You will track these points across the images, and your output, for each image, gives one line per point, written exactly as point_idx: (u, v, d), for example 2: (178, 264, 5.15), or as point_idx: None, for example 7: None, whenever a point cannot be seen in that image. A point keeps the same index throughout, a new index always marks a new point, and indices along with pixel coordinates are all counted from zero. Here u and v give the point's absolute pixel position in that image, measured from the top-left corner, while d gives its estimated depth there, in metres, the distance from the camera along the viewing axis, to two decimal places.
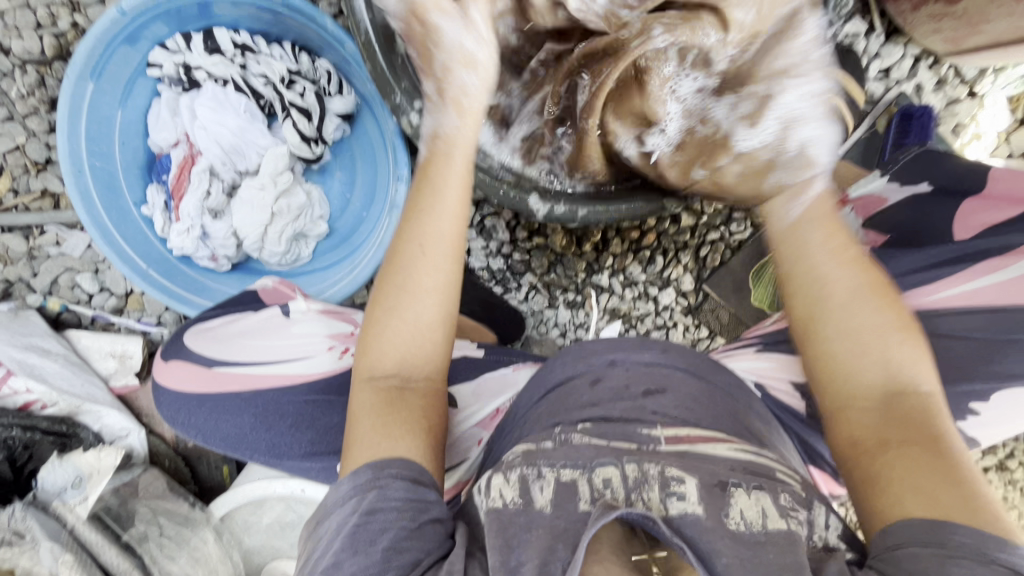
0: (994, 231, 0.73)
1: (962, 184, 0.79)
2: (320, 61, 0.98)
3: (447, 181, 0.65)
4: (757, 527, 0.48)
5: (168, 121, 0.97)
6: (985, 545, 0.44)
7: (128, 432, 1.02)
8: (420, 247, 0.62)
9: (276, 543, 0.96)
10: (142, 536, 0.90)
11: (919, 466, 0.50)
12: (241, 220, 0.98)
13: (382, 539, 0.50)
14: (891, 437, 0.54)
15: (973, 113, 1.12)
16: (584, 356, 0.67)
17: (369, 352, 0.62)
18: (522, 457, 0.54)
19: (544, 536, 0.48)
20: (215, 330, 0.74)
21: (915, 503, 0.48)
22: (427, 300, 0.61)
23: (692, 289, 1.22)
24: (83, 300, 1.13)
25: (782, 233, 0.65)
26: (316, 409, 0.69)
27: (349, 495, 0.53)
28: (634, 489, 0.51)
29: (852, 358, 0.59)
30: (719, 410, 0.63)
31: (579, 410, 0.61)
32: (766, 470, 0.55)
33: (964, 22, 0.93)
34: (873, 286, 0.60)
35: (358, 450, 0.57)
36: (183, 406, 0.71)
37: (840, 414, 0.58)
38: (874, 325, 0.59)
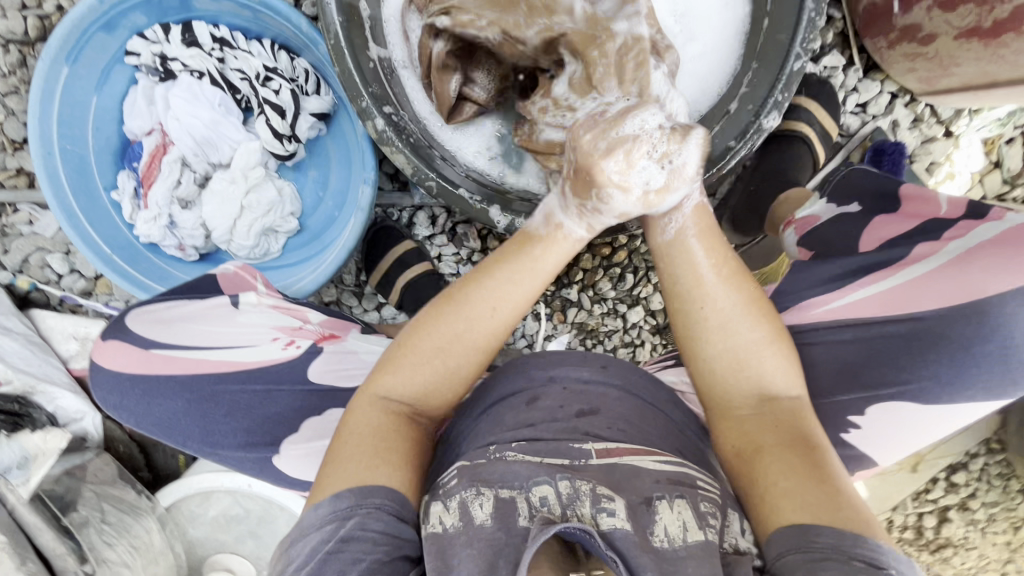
0: (891, 244, 0.73)
1: (885, 203, 0.80)
2: (298, 60, 0.99)
3: (545, 262, 0.62)
4: (679, 542, 0.49)
5: (143, 110, 0.98)
6: (844, 543, 0.47)
7: (82, 415, 1.02)
8: (489, 310, 0.61)
9: (220, 536, 0.97)
10: (82, 522, 0.88)
11: (790, 473, 0.53)
12: (210, 212, 0.99)
13: (353, 570, 0.50)
14: (765, 444, 0.57)
15: (948, 152, 1.13)
16: (525, 371, 0.67)
17: (390, 374, 0.61)
18: (460, 482, 0.52)
19: (486, 551, 0.47)
20: (159, 313, 0.75)
21: (789, 507, 0.51)
22: (471, 358, 0.62)
23: (661, 309, 1.23)
24: (52, 281, 1.14)
25: (667, 247, 0.61)
26: (254, 398, 0.70)
27: (325, 521, 0.52)
28: (568, 505, 0.50)
29: (723, 371, 0.61)
30: (652, 428, 0.63)
31: (515, 429, 0.60)
32: (689, 480, 0.55)
33: (936, 64, 0.93)
34: (753, 298, 0.61)
35: (339, 464, 0.56)
36: (116, 388, 0.69)
37: (721, 423, 0.61)
38: (750, 341, 0.60)
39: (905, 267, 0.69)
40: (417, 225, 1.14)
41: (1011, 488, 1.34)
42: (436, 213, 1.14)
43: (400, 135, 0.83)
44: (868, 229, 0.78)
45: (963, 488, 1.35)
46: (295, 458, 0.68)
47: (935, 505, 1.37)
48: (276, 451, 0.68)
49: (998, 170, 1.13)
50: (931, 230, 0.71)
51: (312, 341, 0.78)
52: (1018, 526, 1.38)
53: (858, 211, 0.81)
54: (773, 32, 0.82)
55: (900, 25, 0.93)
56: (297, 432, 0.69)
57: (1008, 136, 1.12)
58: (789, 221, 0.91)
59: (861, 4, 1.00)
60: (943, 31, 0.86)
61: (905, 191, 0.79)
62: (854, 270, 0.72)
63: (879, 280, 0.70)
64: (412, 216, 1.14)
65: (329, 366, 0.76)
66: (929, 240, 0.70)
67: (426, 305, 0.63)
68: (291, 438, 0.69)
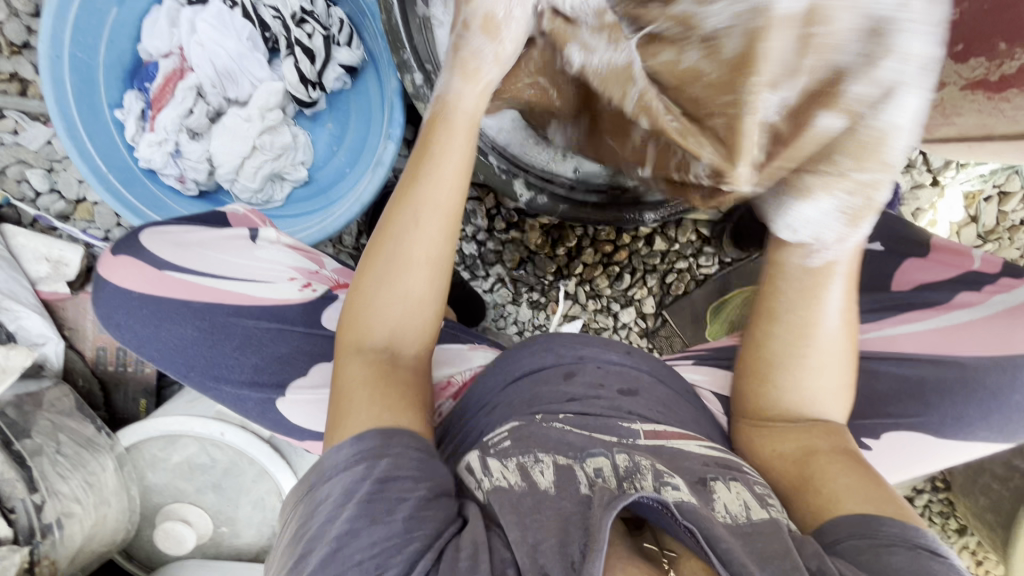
0: (924, 288, 0.79)
1: (911, 249, 0.85)
2: (335, 9, 0.96)
3: (447, 149, 0.57)
4: (743, 518, 0.51)
5: (164, 31, 0.94)
6: (909, 534, 0.49)
7: (44, 340, 0.96)
8: (416, 214, 0.58)
9: (181, 484, 0.91)
10: (35, 450, 0.81)
11: (847, 472, 0.56)
12: (219, 146, 0.95)
13: (402, 508, 0.48)
14: (818, 448, 0.59)
15: (933, 201, 1.21)
16: (553, 348, 0.69)
17: (360, 323, 0.60)
18: (516, 445, 0.56)
19: (555, 518, 0.47)
20: (176, 235, 0.70)
21: (850, 502, 0.53)
22: (423, 276, 0.59)
23: (652, 313, 1.25)
24: (28, 198, 1.07)
25: (779, 281, 0.58)
26: (267, 335, 0.67)
27: (353, 462, 0.50)
28: (626, 477, 0.52)
29: (793, 405, 0.62)
30: (685, 412, 0.67)
31: (557, 403, 0.62)
32: (737, 465, 0.59)
33: (939, 112, 0.98)
34: (852, 351, 0.61)
35: (346, 420, 0.55)
36: (123, 306, 0.66)
37: (769, 437, 0.62)
38: (825, 387, 0.61)
39: (945, 312, 0.74)
40: None
41: (948, 526, 1.44)
42: None
43: (435, 93, 0.82)
44: (899, 273, 0.83)
45: None
46: (299, 404, 0.66)
47: None
48: (281, 395, 0.66)
49: (975, 224, 1.22)
50: (971, 281, 0.77)
51: (329, 286, 0.73)
52: None
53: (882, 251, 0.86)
54: None
55: None
56: (305, 377, 0.67)
57: (986, 193, 1.21)
58: None
59: None
60: (953, 80, 0.92)
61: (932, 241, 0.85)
62: (889, 306, 0.78)
63: (917, 320, 0.75)
64: None
65: None
66: (970, 290, 0.76)
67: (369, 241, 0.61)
68: (298, 382, 0.66)
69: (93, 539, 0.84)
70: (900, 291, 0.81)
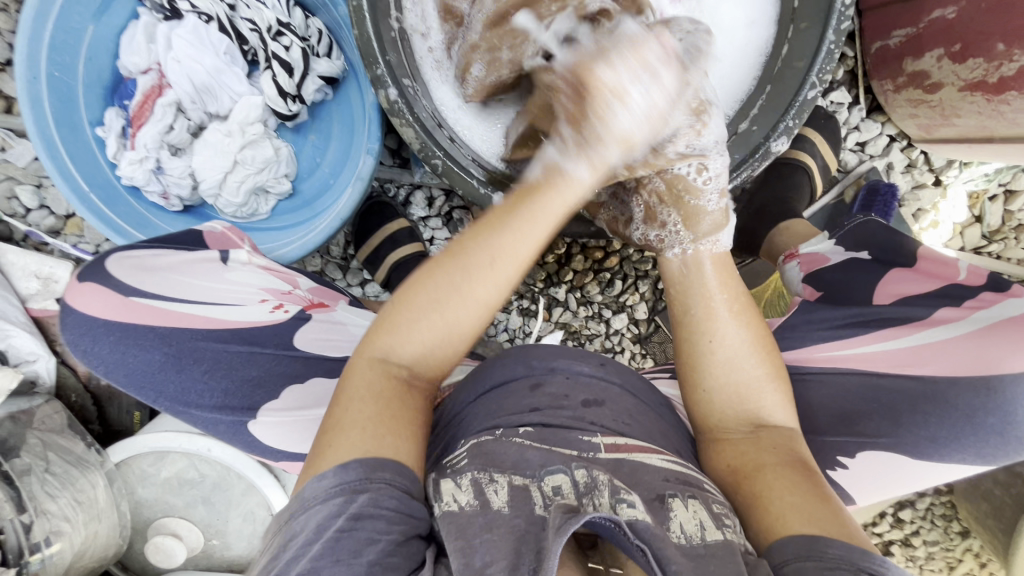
0: (904, 301, 0.75)
1: (896, 257, 0.82)
2: (313, 20, 0.96)
3: (544, 210, 0.57)
4: (696, 539, 0.50)
5: (142, 46, 0.93)
6: (853, 556, 0.47)
7: (36, 357, 0.98)
8: (491, 260, 0.56)
9: (169, 499, 0.92)
10: (24, 470, 0.83)
11: (792, 489, 0.55)
12: (200, 162, 0.95)
13: (368, 551, 0.47)
14: (767, 464, 0.59)
15: (935, 201, 1.17)
16: (527, 360, 0.69)
17: (389, 334, 0.58)
18: (471, 463, 0.55)
19: (507, 537, 0.47)
20: (141, 260, 0.72)
21: (795, 520, 0.52)
22: (475, 311, 0.57)
23: (645, 319, 1.24)
24: (19, 214, 1.07)
25: (677, 276, 0.68)
26: (236, 360, 0.69)
27: (331, 494, 0.49)
28: (585, 494, 0.51)
29: (725, 400, 0.64)
30: (652, 424, 0.66)
31: (520, 415, 0.63)
32: (697, 481, 0.58)
33: (938, 113, 0.96)
34: (758, 338, 0.65)
35: (342, 430, 0.53)
36: (88, 332, 0.66)
37: (717, 449, 0.64)
38: (752, 377, 0.64)
39: (925, 328, 0.70)
40: (412, 204, 1.13)
41: (951, 530, 1.40)
42: (434, 195, 1.12)
43: (411, 108, 0.80)
44: (881, 285, 0.79)
45: (907, 525, 1.40)
46: (273, 426, 0.68)
47: (880, 539, 1.41)
48: (254, 418, 0.68)
49: (979, 225, 1.17)
50: (954, 295, 0.72)
51: (302, 307, 0.79)
52: (953, 566, 1.42)
53: (867, 261, 0.83)
54: (791, 58, 0.81)
55: (909, 70, 0.96)
56: (278, 400, 0.69)
57: (992, 192, 1.16)
58: (792, 255, 0.95)
59: (873, 44, 1.02)
60: (950, 81, 0.89)
61: (921, 252, 0.80)
62: (866, 320, 0.75)
63: (896, 337, 0.72)
64: (410, 194, 1.12)
65: (316, 335, 0.76)
66: (951, 306, 0.71)
67: (425, 260, 0.59)
68: (270, 405, 0.69)
69: (84, 556, 0.85)
70: (880, 302, 0.77)
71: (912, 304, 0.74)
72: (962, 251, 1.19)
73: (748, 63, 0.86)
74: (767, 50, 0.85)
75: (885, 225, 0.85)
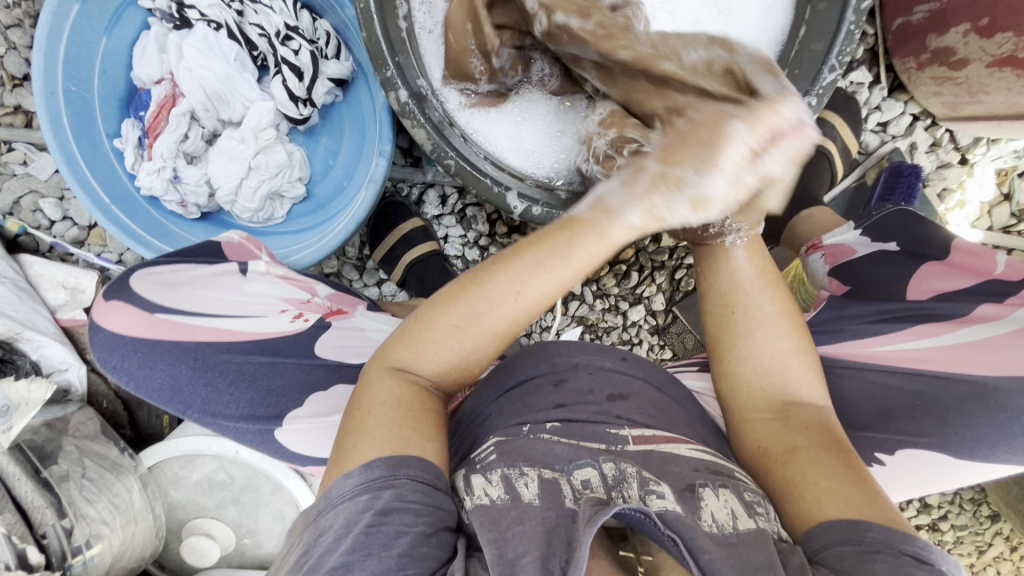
0: (941, 298, 0.72)
1: (928, 248, 0.79)
2: (321, 22, 0.96)
3: (575, 252, 0.55)
4: (729, 527, 0.48)
5: (153, 57, 0.94)
6: (894, 539, 0.46)
7: (68, 366, 0.99)
8: (516, 287, 0.55)
9: (201, 501, 0.94)
10: (63, 475, 0.86)
11: (831, 474, 0.53)
12: (216, 169, 0.96)
13: (398, 544, 0.47)
14: (800, 446, 0.57)
15: (961, 180, 1.13)
16: (544, 358, 0.68)
17: (410, 348, 0.57)
18: (500, 458, 0.54)
19: (538, 529, 0.46)
20: (164, 277, 0.76)
21: (831, 505, 0.50)
22: (491, 336, 0.56)
23: (662, 310, 1.22)
24: (43, 226, 1.09)
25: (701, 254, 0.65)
26: (259, 370, 0.71)
27: (358, 491, 0.49)
28: (614, 486, 0.51)
29: (755, 377, 0.62)
30: (679, 416, 0.65)
31: (544, 410, 0.61)
32: (727, 470, 0.57)
33: (964, 90, 0.93)
34: (788, 310, 0.63)
35: (366, 434, 0.52)
36: (117, 349, 0.69)
37: (744, 432, 0.62)
38: (777, 351, 0.62)
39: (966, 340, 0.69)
40: (425, 203, 1.13)
41: (980, 513, 1.37)
42: (446, 193, 1.12)
43: (423, 109, 0.79)
44: (912, 280, 0.76)
45: (935, 509, 1.37)
46: (297, 433, 0.69)
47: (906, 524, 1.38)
48: (280, 426, 0.69)
49: (1008, 203, 1.13)
50: (991, 291, 0.71)
51: (321, 315, 0.80)
52: (983, 550, 1.39)
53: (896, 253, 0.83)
54: (810, 40, 0.78)
55: (933, 47, 0.92)
56: (301, 408, 0.70)
57: None
58: (816, 244, 0.91)
59: (894, 21, 0.98)
60: (977, 57, 0.86)
61: (955, 244, 0.77)
62: (900, 315, 0.73)
63: (931, 335, 0.70)
64: (423, 193, 1.12)
65: (337, 342, 0.78)
66: (991, 302, 0.70)
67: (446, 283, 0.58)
68: (296, 413, 0.69)
69: (123, 557, 0.88)
70: (915, 298, 0.74)
71: (950, 301, 0.72)
72: (991, 231, 1.15)
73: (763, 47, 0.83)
74: (786, 24, 0.81)
75: (914, 215, 0.81)
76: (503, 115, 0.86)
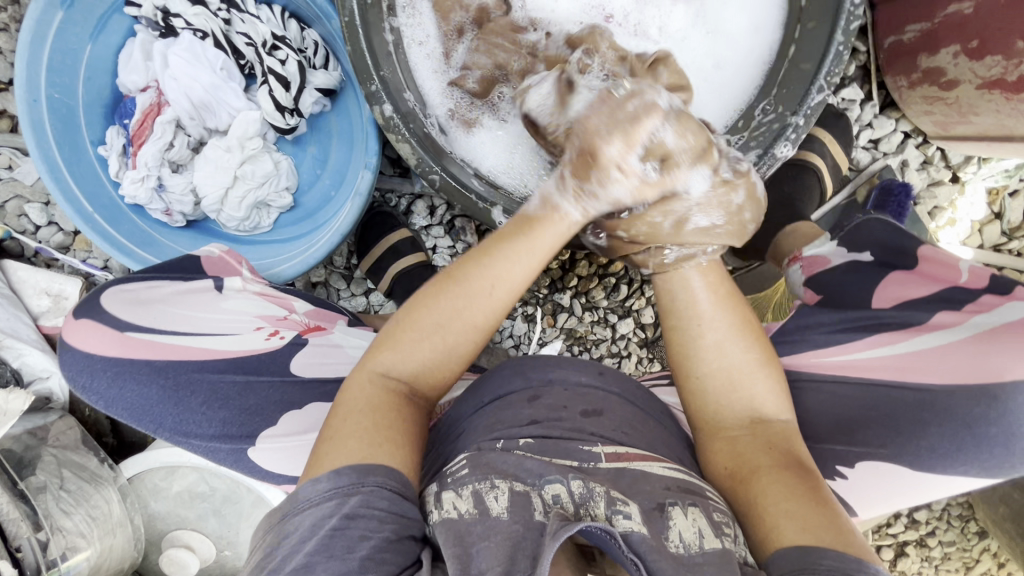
0: (903, 306, 0.69)
1: (897, 258, 0.75)
2: (308, 31, 0.96)
3: (538, 241, 0.58)
4: (695, 548, 0.48)
5: (139, 64, 0.94)
6: (849, 567, 0.46)
7: (49, 373, 0.99)
8: (490, 288, 0.57)
9: (181, 512, 0.94)
10: (40, 487, 0.85)
11: (793, 497, 0.52)
12: (202, 179, 0.95)
13: (361, 547, 0.47)
14: (763, 466, 0.56)
15: (952, 198, 1.13)
16: (524, 372, 0.67)
17: (389, 350, 0.58)
18: (471, 472, 0.52)
19: (504, 544, 0.46)
20: (136, 293, 0.75)
21: (791, 529, 0.50)
22: (470, 335, 0.58)
23: (651, 323, 1.22)
24: (28, 231, 1.08)
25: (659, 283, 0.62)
26: (231, 390, 0.70)
27: (325, 497, 0.49)
28: (581, 504, 0.50)
29: (716, 391, 0.61)
30: (655, 434, 0.64)
31: (519, 426, 0.60)
32: (698, 489, 0.55)
33: (955, 111, 0.92)
34: (744, 324, 0.61)
35: (341, 442, 0.52)
36: (87, 369, 0.68)
37: (713, 450, 0.61)
38: (742, 365, 0.60)
39: None
40: (414, 213, 1.12)
41: (968, 530, 1.37)
42: (435, 204, 1.12)
43: (407, 124, 0.78)
44: (879, 288, 0.74)
45: (922, 526, 1.36)
46: (273, 452, 0.68)
47: (894, 540, 1.38)
48: (252, 444, 0.68)
49: (999, 222, 1.13)
50: None
51: (298, 332, 0.79)
52: (970, 566, 1.38)
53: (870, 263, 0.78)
54: (798, 60, 0.77)
55: (924, 66, 0.92)
56: (276, 426, 0.69)
57: (1013, 188, 1.11)
58: (796, 256, 0.91)
59: (885, 40, 0.98)
60: (967, 79, 0.85)
61: (925, 251, 0.73)
62: (861, 324, 0.71)
63: (891, 343, 0.67)
64: (411, 204, 1.12)
65: (313, 359, 0.77)
66: (950, 309, 0.66)
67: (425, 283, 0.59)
68: (270, 432, 0.68)
69: (101, 569, 0.87)
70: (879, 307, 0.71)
71: (911, 309, 0.68)
72: (981, 249, 1.14)
73: (752, 65, 0.83)
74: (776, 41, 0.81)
75: (886, 223, 0.78)
76: (484, 130, 0.85)
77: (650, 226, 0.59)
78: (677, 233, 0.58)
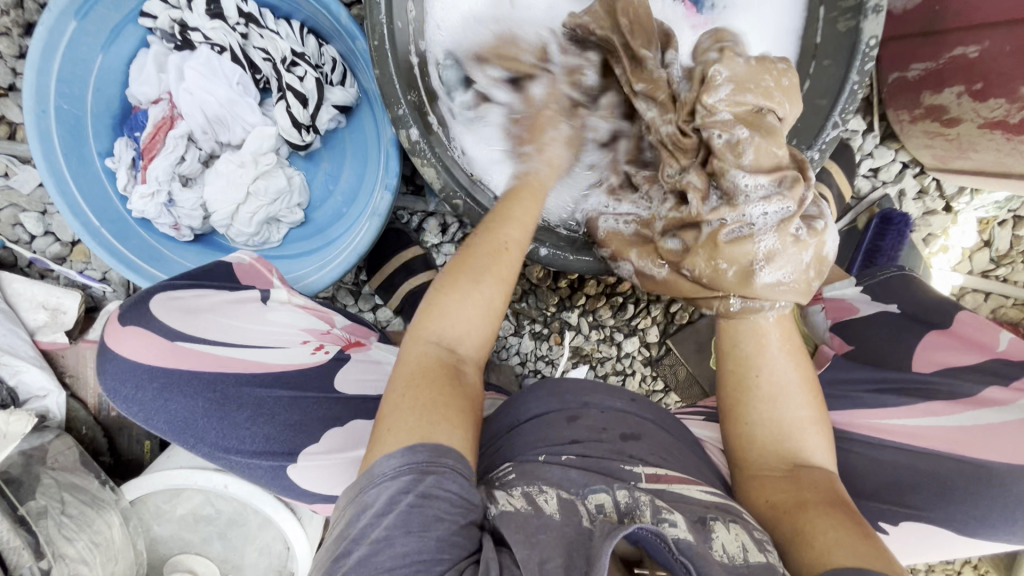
0: (945, 372, 0.74)
1: (929, 316, 0.82)
2: (327, 47, 0.94)
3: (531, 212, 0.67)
4: (739, 560, 0.49)
5: (152, 77, 0.92)
6: None
7: (46, 392, 0.96)
8: (504, 246, 0.62)
9: (186, 535, 0.91)
10: (40, 512, 0.83)
11: (840, 528, 0.51)
12: (213, 193, 0.93)
13: (436, 528, 0.45)
14: (808, 500, 0.56)
15: (945, 226, 1.18)
16: (558, 393, 0.67)
17: (437, 318, 0.57)
18: (521, 477, 0.54)
19: (558, 541, 0.45)
20: (185, 301, 0.73)
21: (839, 555, 0.48)
22: (501, 287, 0.59)
23: (656, 342, 1.24)
24: (23, 241, 1.05)
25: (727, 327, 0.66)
26: (278, 404, 0.69)
27: (401, 473, 0.47)
28: (627, 512, 0.50)
29: (769, 439, 0.62)
30: (689, 459, 0.65)
31: (558, 445, 0.60)
32: (735, 509, 0.56)
33: (954, 146, 0.96)
34: (810, 377, 0.63)
35: (400, 417, 0.50)
36: (131, 378, 0.66)
37: (754, 487, 0.61)
38: (795, 418, 0.61)
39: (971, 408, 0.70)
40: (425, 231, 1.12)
41: None
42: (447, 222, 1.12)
43: (432, 148, 0.78)
44: (917, 349, 0.79)
45: None
46: (312, 471, 0.67)
47: None
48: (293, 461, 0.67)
49: (988, 249, 1.18)
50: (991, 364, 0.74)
51: (340, 346, 0.81)
52: None
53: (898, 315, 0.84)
54: (813, 96, 0.79)
55: (926, 103, 0.96)
56: (318, 443, 0.68)
57: (1001, 218, 1.16)
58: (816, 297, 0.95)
59: (889, 75, 1.01)
60: (970, 117, 0.89)
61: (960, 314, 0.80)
62: (904, 389, 0.75)
63: (937, 414, 0.70)
64: (423, 221, 1.12)
65: (354, 375, 0.77)
66: (998, 385, 0.70)
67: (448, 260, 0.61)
68: (312, 449, 0.67)
69: None
70: (921, 370, 0.76)
71: (952, 376, 0.73)
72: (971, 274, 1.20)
73: None
74: None
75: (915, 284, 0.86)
76: None
77: (716, 271, 0.65)
78: (745, 284, 0.63)
